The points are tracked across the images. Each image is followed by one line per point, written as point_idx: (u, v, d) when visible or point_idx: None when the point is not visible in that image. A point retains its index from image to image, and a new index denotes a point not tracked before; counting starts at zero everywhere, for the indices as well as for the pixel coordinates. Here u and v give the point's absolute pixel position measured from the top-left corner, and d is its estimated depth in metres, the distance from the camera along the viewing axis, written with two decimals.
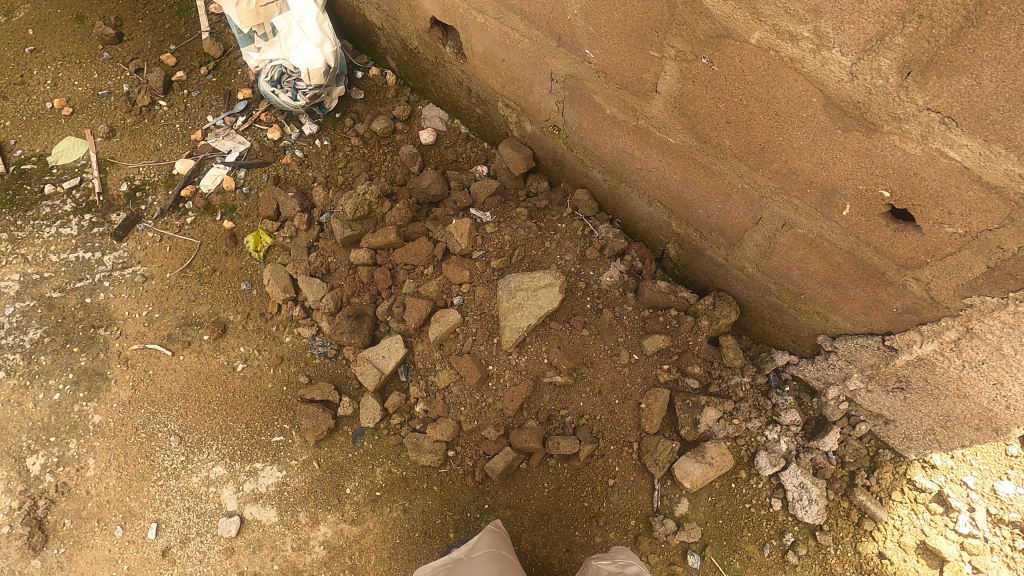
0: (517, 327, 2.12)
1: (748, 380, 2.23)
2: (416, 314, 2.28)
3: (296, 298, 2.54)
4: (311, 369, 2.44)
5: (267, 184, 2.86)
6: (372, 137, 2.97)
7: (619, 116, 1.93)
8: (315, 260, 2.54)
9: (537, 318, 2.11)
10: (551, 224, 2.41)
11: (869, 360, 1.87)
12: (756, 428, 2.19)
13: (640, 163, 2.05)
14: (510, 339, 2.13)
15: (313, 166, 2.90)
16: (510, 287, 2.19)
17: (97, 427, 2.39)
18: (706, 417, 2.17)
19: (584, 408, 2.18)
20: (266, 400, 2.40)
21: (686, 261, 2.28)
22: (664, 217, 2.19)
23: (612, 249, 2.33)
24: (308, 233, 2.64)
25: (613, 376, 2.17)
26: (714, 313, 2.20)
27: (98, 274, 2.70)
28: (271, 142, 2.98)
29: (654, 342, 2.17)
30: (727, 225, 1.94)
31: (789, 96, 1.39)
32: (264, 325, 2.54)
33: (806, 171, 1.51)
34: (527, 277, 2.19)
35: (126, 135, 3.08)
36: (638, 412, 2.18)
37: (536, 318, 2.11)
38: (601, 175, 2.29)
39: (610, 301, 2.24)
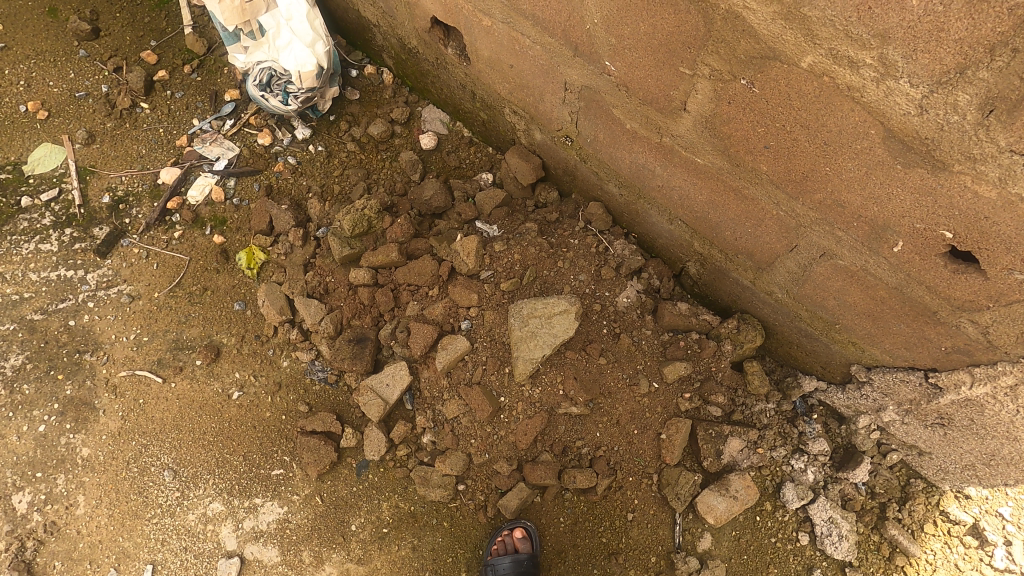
0: (530, 359, 1.99)
1: (773, 407, 2.11)
2: (422, 340, 2.15)
3: (294, 320, 2.40)
4: (311, 397, 2.32)
5: (259, 195, 2.70)
6: (369, 142, 2.80)
7: (640, 131, 1.77)
8: (312, 279, 2.40)
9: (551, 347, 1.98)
10: (563, 240, 2.26)
11: (908, 395, 1.76)
12: (781, 457, 2.09)
13: (660, 180, 1.90)
14: (523, 372, 2.00)
15: (308, 175, 2.74)
16: (522, 313, 2.05)
17: (86, 461, 2.27)
18: (730, 447, 2.07)
19: (601, 438, 2.08)
20: (265, 431, 2.27)
21: (707, 280, 2.14)
22: (685, 236, 2.04)
23: (629, 267, 2.19)
24: (303, 249, 2.47)
25: (632, 406, 2.05)
26: (737, 337, 2.07)
27: (82, 293, 2.55)
28: (261, 148, 2.81)
29: (675, 370, 2.04)
30: (757, 249, 1.80)
31: (843, 126, 1.24)
32: (260, 349, 2.40)
33: (855, 206, 1.37)
34: (539, 303, 2.06)
35: (106, 141, 2.89)
36: (657, 442, 2.08)
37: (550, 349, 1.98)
38: (617, 190, 2.13)
39: (627, 325, 2.11)
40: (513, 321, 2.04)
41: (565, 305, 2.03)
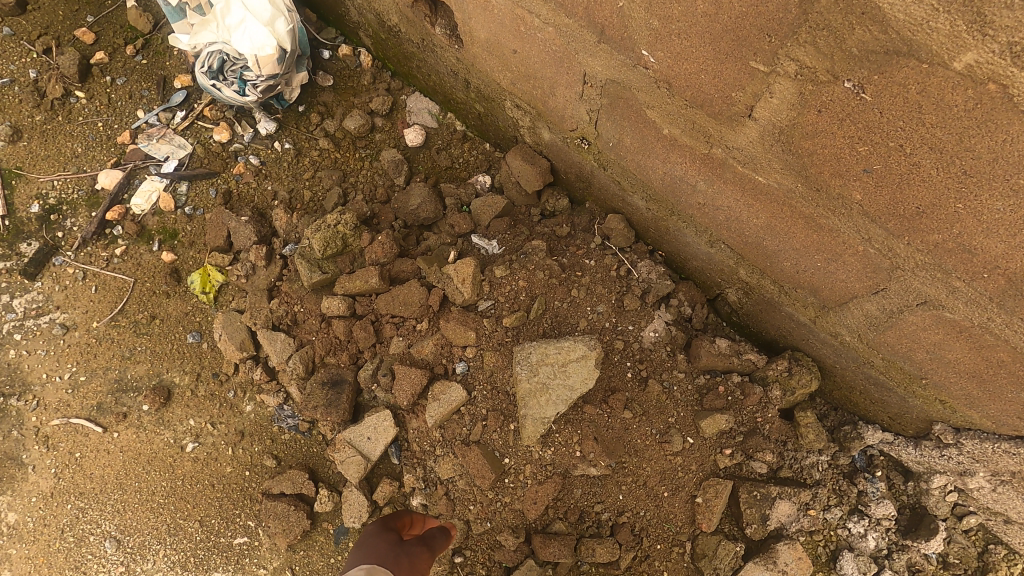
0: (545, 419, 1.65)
1: (826, 459, 1.79)
2: (408, 388, 1.80)
3: (258, 356, 2.04)
4: (279, 449, 1.96)
5: (215, 203, 2.29)
6: (345, 138, 2.39)
7: (681, 138, 1.46)
8: (278, 308, 2.02)
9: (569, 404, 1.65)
10: (576, 261, 1.88)
11: (1009, 465, 1.50)
12: (836, 520, 1.76)
13: (703, 196, 1.55)
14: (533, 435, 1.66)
15: (273, 178, 2.34)
16: (529, 359, 1.70)
17: (13, 527, 1.99)
18: (778, 512, 1.74)
19: (625, 503, 1.74)
20: (225, 491, 1.93)
21: (750, 310, 1.78)
22: (728, 262, 1.68)
23: (657, 295, 1.82)
24: (268, 270, 2.10)
25: (661, 467, 1.72)
26: (789, 382, 1.72)
27: (7, 324, 2.17)
28: (218, 146, 2.39)
29: (714, 424, 1.70)
30: (823, 286, 1.45)
31: (997, 152, 1.00)
32: (218, 391, 2.04)
33: (994, 253, 1.12)
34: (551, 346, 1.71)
35: (34, 138, 2.43)
36: (691, 505, 1.76)
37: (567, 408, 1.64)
38: (644, 204, 1.75)
39: (656, 367, 1.75)
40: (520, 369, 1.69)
41: (583, 346, 1.69)
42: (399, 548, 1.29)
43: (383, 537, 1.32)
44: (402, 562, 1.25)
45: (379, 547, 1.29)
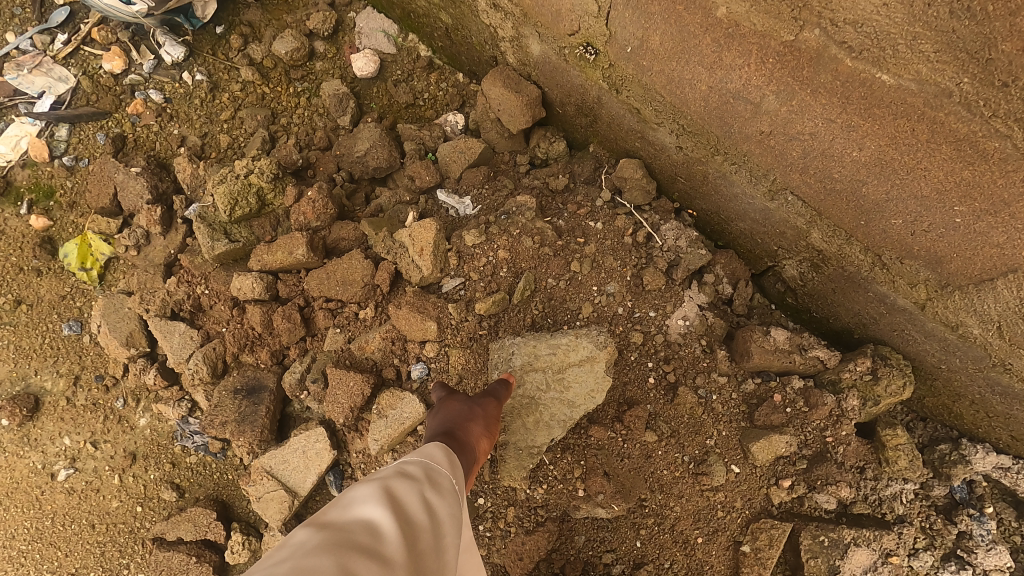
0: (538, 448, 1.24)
1: (913, 488, 1.30)
2: (346, 399, 1.32)
3: (154, 354, 1.53)
4: (182, 477, 1.48)
5: (104, 152, 1.74)
6: (276, 67, 1.84)
7: (755, 21, 0.97)
8: (176, 289, 1.50)
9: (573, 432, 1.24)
10: (577, 224, 1.38)
11: None
12: (927, 569, 1.28)
13: (770, 121, 1.06)
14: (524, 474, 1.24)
15: (181, 118, 1.79)
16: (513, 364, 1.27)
17: None
18: (851, 562, 1.25)
19: (644, 552, 1.28)
20: (107, 534, 1.47)
21: (818, 289, 1.27)
22: (796, 221, 1.17)
23: (689, 268, 1.32)
24: (167, 240, 1.59)
25: (694, 504, 1.25)
26: (872, 389, 1.23)
27: None
28: (109, 78, 1.80)
29: (770, 447, 1.22)
30: (950, 251, 1.01)
31: None
32: (103, 400, 1.54)
33: None
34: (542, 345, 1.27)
35: None
36: (734, 556, 1.28)
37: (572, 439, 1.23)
38: (673, 140, 1.24)
39: (687, 367, 1.27)
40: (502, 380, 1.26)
41: (586, 344, 1.25)
42: (473, 403, 1.11)
43: (454, 398, 1.14)
44: (478, 416, 1.08)
45: (453, 408, 1.10)
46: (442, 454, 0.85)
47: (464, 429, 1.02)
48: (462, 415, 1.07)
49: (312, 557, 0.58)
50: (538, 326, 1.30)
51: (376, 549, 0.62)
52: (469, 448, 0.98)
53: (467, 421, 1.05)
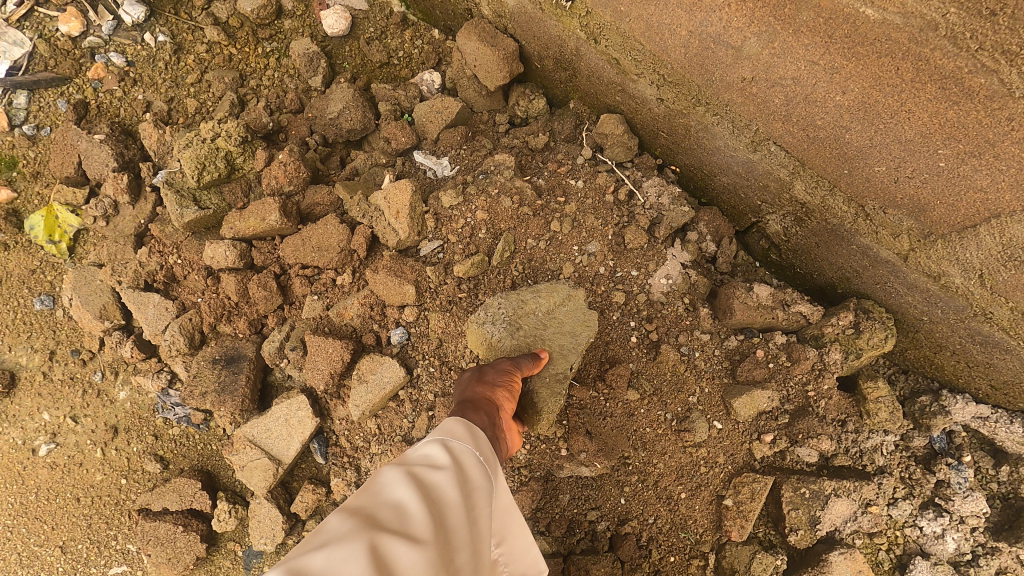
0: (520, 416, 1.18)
1: (895, 439, 1.32)
2: (326, 366, 1.30)
3: (130, 327, 1.51)
4: (165, 448, 1.47)
5: (66, 120, 1.67)
6: (242, 26, 1.75)
7: None
8: (148, 260, 1.47)
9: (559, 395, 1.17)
10: (557, 182, 1.34)
11: None
12: (905, 516, 1.31)
13: (752, 67, 1.02)
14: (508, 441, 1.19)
15: (145, 83, 1.72)
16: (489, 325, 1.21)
17: None
18: (832, 513, 1.27)
19: (628, 508, 1.29)
20: (94, 507, 1.46)
21: (801, 244, 1.26)
22: (779, 173, 1.14)
23: (671, 226, 1.29)
24: (136, 210, 1.54)
25: (678, 461, 1.26)
26: (854, 343, 1.22)
27: None
28: (67, 41, 1.70)
29: (753, 402, 1.22)
30: (935, 199, 0.99)
31: None
32: (80, 374, 1.51)
33: None
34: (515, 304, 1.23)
35: None
36: (716, 509, 1.30)
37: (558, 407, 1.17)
38: (655, 91, 1.20)
39: (669, 326, 1.26)
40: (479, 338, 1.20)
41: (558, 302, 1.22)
42: (482, 368, 1.12)
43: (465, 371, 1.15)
44: (488, 377, 1.09)
45: (464, 380, 1.11)
46: (464, 427, 0.80)
47: (476, 391, 1.04)
48: (473, 381, 1.08)
49: (342, 550, 0.55)
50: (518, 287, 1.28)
51: (405, 531, 0.59)
52: (484, 404, 0.98)
53: (477, 386, 1.06)
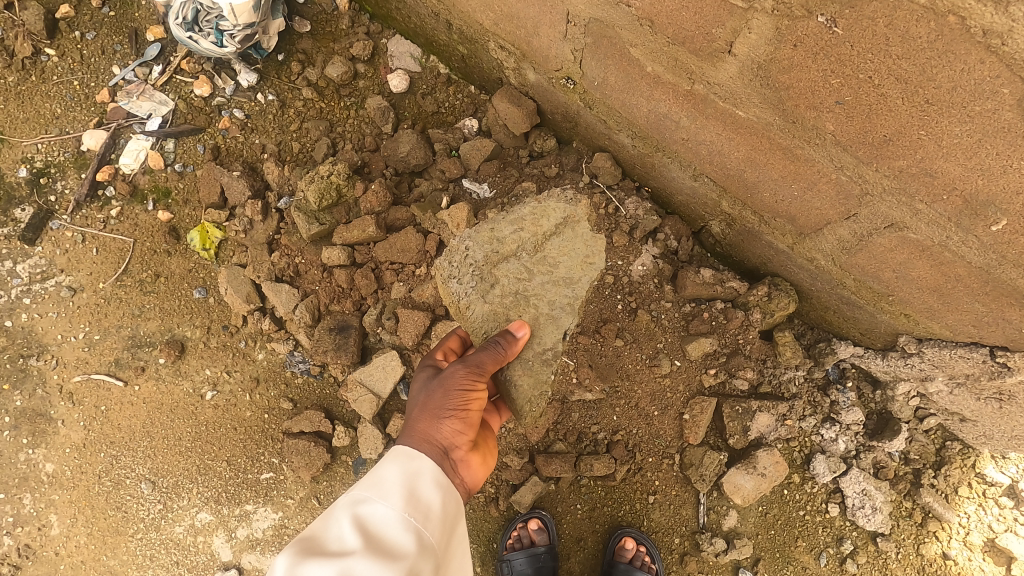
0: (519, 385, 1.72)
1: (803, 374, 1.92)
2: (412, 330, 1.92)
3: (264, 308, 2.12)
4: (294, 392, 2.09)
5: (205, 159, 2.29)
6: (328, 86, 2.35)
7: (664, 75, 1.43)
8: (279, 260, 2.10)
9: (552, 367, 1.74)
10: (552, 196, 1.93)
11: (965, 369, 1.57)
12: (810, 427, 1.93)
13: (686, 132, 1.55)
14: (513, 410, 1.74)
15: (260, 130, 2.32)
16: (484, 310, 1.79)
17: (51, 478, 2.06)
18: (758, 423, 1.90)
19: (619, 422, 1.90)
20: (246, 432, 2.07)
21: (732, 240, 1.86)
22: (711, 194, 1.73)
23: (644, 230, 1.89)
24: (265, 224, 2.15)
25: (652, 388, 1.87)
26: (769, 306, 1.82)
27: (14, 288, 2.21)
28: (200, 100, 2.34)
29: (700, 347, 1.83)
30: (802, 213, 1.51)
31: (963, 80, 0.93)
32: (230, 342, 2.13)
33: (953, 176, 1.09)
34: (514, 261, 1.83)
35: (11, 100, 2.34)
36: (679, 422, 1.91)
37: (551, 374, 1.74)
38: (630, 141, 1.76)
39: (644, 298, 1.87)
40: (468, 308, 1.80)
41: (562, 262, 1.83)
42: (427, 386, 1.51)
43: (422, 378, 1.56)
44: (431, 396, 1.48)
45: (419, 392, 1.52)
46: (369, 498, 1.20)
47: (419, 413, 1.44)
48: (420, 400, 1.48)
49: None
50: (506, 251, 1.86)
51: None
52: (418, 433, 1.39)
53: (421, 406, 1.46)
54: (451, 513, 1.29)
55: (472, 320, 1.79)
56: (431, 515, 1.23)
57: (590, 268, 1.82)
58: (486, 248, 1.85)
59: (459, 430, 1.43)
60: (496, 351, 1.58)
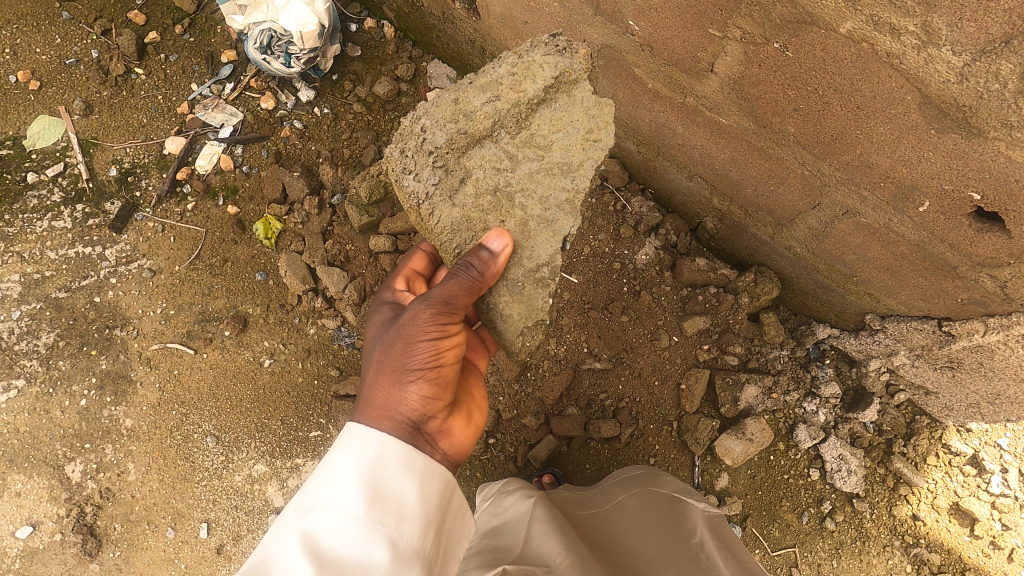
0: (507, 314, 1.55)
1: (787, 353, 2.19)
2: None
3: (316, 288, 2.46)
4: (340, 362, 2.42)
5: (269, 162, 2.62)
6: (375, 102, 2.68)
7: (663, 91, 1.75)
8: (332, 248, 2.47)
9: (547, 288, 1.56)
10: (536, 51, 1.64)
11: (921, 341, 1.83)
12: (794, 401, 2.18)
13: (682, 140, 1.87)
14: (501, 342, 1.59)
15: (315, 138, 2.65)
16: (455, 214, 1.59)
17: (130, 431, 2.41)
18: (746, 394, 2.17)
19: (623, 390, 2.19)
20: (299, 396, 2.40)
21: (724, 234, 2.14)
22: (705, 192, 2.02)
23: (647, 224, 2.21)
24: (320, 217, 2.52)
25: (653, 359, 2.18)
26: (755, 290, 2.11)
27: (103, 270, 2.54)
28: (265, 113, 2.69)
29: (695, 324, 2.15)
30: (777, 206, 1.80)
31: (878, 91, 1.25)
32: (286, 318, 2.46)
33: (884, 167, 1.40)
34: (489, 145, 1.63)
35: (105, 111, 2.72)
36: (677, 392, 2.19)
37: (546, 298, 1.55)
38: (635, 147, 2.08)
39: (646, 282, 2.20)
40: (433, 214, 1.60)
41: (554, 142, 1.62)
42: (387, 341, 1.47)
43: (381, 330, 1.54)
44: (389, 355, 1.45)
45: (376, 346, 1.51)
46: (318, 519, 1.20)
47: (382, 379, 1.44)
48: (378, 363, 1.46)
49: None
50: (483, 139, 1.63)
51: None
52: (381, 408, 1.40)
53: (380, 370, 1.45)
54: (424, 495, 1.30)
55: (440, 229, 1.59)
56: (397, 509, 1.24)
57: (593, 147, 1.61)
58: (450, 130, 1.61)
59: (431, 392, 1.43)
60: (468, 277, 1.42)
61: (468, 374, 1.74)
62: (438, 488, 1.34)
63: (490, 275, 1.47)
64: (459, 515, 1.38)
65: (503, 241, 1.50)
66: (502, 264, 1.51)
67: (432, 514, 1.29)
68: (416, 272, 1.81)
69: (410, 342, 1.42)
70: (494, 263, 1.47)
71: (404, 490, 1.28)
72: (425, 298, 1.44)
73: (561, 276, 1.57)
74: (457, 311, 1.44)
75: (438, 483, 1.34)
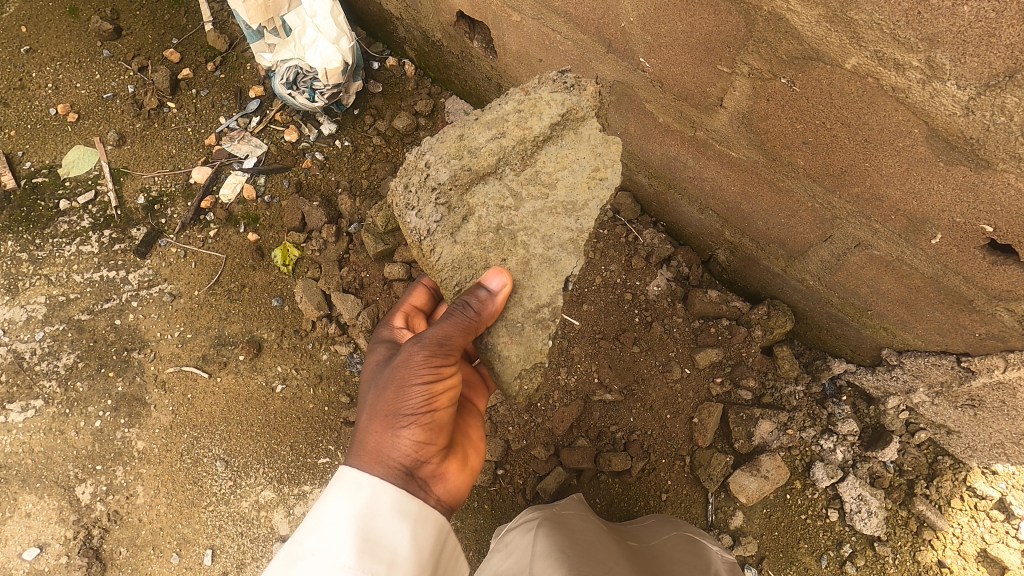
0: (505, 356, 1.57)
1: (802, 389, 2.15)
2: None
3: (330, 315, 2.50)
4: (351, 389, 2.43)
5: (290, 192, 2.70)
6: (394, 135, 2.77)
7: (673, 124, 1.79)
8: (348, 275, 2.52)
9: (546, 330, 1.58)
10: (544, 87, 1.71)
11: (940, 377, 1.80)
12: (811, 438, 2.13)
13: (691, 172, 1.90)
14: (497, 384, 1.59)
15: (336, 169, 2.73)
16: (456, 252, 1.60)
17: (142, 453, 2.43)
18: (761, 429, 2.12)
19: (635, 423, 2.16)
20: (310, 421, 2.41)
21: (736, 267, 2.14)
22: (716, 225, 2.03)
23: (659, 256, 2.23)
24: (337, 245, 2.57)
25: (665, 392, 2.16)
26: (768, 323, 2.09)
27: (125, 293, 2.60)
28: (288, 145, 2.79)
29: (707, 356, 2.13)
30: (789, 238, 1.81)
31: (885, 124, 1.27)
32: (300, 343, 2.49)
33: (893, 199, 1.41)
34: (493, 183, 1.66)
35: (137, 142, 2.84)
36: (689, 426, 2.15)
37: (545, 340, 1.57)
38: (647, 180, 2.11)
39: (658, 313, 2.20)
40: (433, 250, 1.61)
41: (559, 181, 1.66)
42: (380, 382, 1.45)
43: (374, 370, 1.53)
44: (382, 397, 1.43)
45: (369, 386, 1.50)
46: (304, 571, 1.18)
47: (373, 423, 1.42)
48: (369, 404, 1.44)
49: None
50: (490, 175, 1.66)
51: None
52: (374, 453, 1.38)
53: (371, 413, 1.43)
54: (417, 543, 1.30)
55: (440, 266, 1.60)
56: (389, 557, 1.23)
57: (599, 187, 1.65)
58: (454, 166, 1.63)
59: (424, 437, 1.41)
60: (464, 316, 1.42)
61: (465, 415, 1.70)
62: (431, 534, 1.35)
63: (486, 315, 1.46)
64: (451, 560, 1.40)
65: (502, 279, 1.50)
66: (501, 303, 1.51)
67: (424, 561, 1.29)
68: (416, 308, 1.84)
69: (403, 385, 1.40)
70: (492, 302, 1.48)
71: (396, 537, 1.28)
72: (420, 338, 1.43)
73: (561, 317, 1.59)
74: (452, 352, 1.43)
75: (431, 529, 1.35)
